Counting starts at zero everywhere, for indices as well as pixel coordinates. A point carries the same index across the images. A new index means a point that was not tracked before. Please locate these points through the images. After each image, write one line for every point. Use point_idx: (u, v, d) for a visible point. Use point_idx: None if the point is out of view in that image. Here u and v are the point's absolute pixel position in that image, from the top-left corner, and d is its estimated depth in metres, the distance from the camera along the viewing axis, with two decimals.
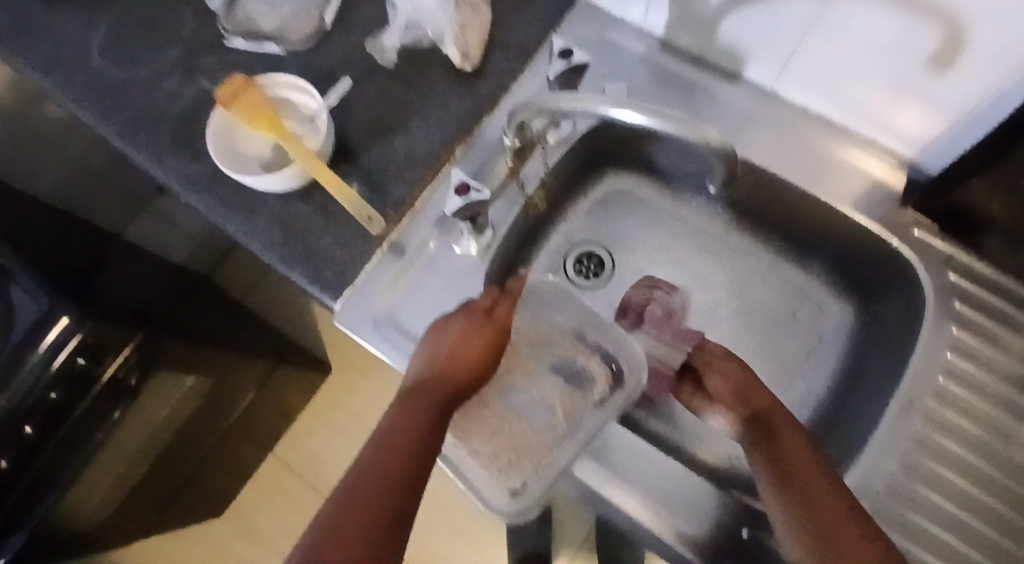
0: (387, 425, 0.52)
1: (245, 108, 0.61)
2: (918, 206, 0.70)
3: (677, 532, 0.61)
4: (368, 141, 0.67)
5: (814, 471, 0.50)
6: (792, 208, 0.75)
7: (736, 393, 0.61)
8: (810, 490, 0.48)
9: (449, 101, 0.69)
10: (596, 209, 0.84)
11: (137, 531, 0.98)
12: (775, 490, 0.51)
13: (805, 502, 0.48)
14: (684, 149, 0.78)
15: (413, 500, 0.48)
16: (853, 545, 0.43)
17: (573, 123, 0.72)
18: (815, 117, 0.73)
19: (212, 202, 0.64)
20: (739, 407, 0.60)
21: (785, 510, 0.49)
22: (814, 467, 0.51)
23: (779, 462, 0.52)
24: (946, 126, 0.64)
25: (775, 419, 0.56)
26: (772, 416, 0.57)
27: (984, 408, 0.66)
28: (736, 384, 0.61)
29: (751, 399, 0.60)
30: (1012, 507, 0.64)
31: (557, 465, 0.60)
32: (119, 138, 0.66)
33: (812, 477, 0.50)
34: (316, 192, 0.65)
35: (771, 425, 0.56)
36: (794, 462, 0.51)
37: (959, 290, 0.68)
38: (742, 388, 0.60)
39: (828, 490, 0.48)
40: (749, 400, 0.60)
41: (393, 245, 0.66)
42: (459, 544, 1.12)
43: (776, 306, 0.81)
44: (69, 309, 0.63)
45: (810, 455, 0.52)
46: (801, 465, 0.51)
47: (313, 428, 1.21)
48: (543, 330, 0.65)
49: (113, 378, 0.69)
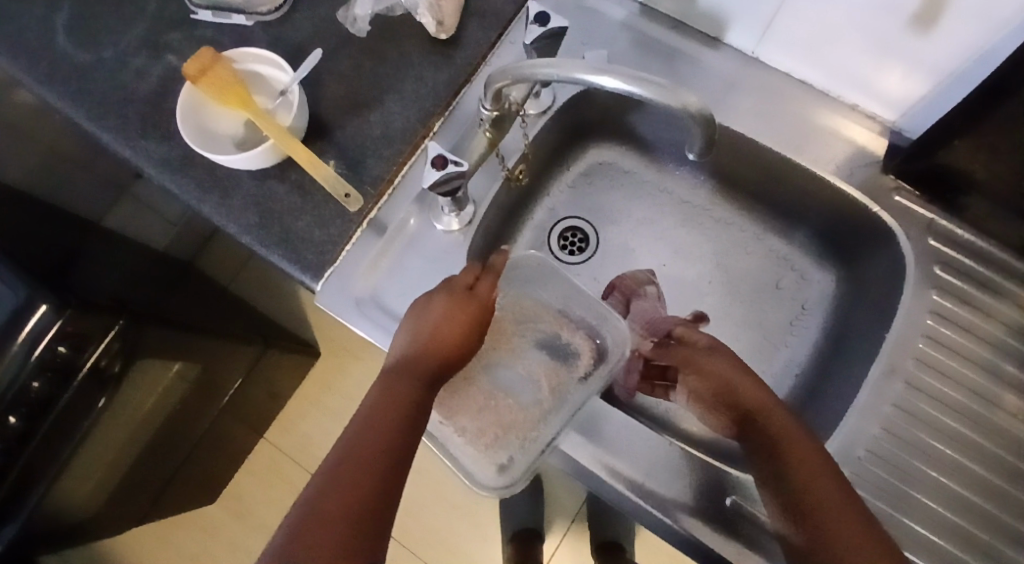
0: (369, 407, 0.49)
1: (213, 85, 0.60)
2: (899, 174, 0.67)
3: (662, 501, 0.60)
4: (342, 116, 0.65)
5: (825, 487, 0.49)
6: (777, 178, 0.74)
7: (718, 391, 0.59)
8: (820, 512, 0.48)
9: (424, 74, 0.67)
10: (580, 181, 0.83)
11: (136, 514, 0.99)
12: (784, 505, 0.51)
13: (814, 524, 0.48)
14: (667, 120, 0.76)
15: (396, 486, 0.46)
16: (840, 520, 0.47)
17: (552, 93, 0.70)
18: (800, 83, 0.70)
19: (186, 184, 0.63)
20: (728, 407, 0.59)
21: (771, 486, 0.52)
22: (822, 478, 0.50)
23: (782, 477, 0.51)
24: (929, 88, 0.62)
25: (763, 415, 0.56)
26: (762, 418, 0.55)
27: (967, 373, 0.67)
28: (718, 382, 0.59)
29: (735, 398, 0.58)
30: (991, 470, 0.64)
31: (547, 438, 0.58)
32: (88, 121, 0.65)
33: (822, 495, 0.49)
34: (291, 171, 0.63)
35: (765, 432, 0.55)
36: (800, 475, 0.50)
37: (940, 257, 0.68)
38: (725, 387, 0.59)
39: (814, 461, 0.51)
40: (734, 398, 0.58)
41: (372, 223, 0.64)
42: (456, 520, 1.13)
43: (759, 277, 0.80)
44: (48, 297, 0.61)
45: (816, 464, 0.51)
46: (808, 478, 0.50)
47: (305, 411, 1.21)
48: (527, 306, 0.63)
49: (95, 366, 0.69)
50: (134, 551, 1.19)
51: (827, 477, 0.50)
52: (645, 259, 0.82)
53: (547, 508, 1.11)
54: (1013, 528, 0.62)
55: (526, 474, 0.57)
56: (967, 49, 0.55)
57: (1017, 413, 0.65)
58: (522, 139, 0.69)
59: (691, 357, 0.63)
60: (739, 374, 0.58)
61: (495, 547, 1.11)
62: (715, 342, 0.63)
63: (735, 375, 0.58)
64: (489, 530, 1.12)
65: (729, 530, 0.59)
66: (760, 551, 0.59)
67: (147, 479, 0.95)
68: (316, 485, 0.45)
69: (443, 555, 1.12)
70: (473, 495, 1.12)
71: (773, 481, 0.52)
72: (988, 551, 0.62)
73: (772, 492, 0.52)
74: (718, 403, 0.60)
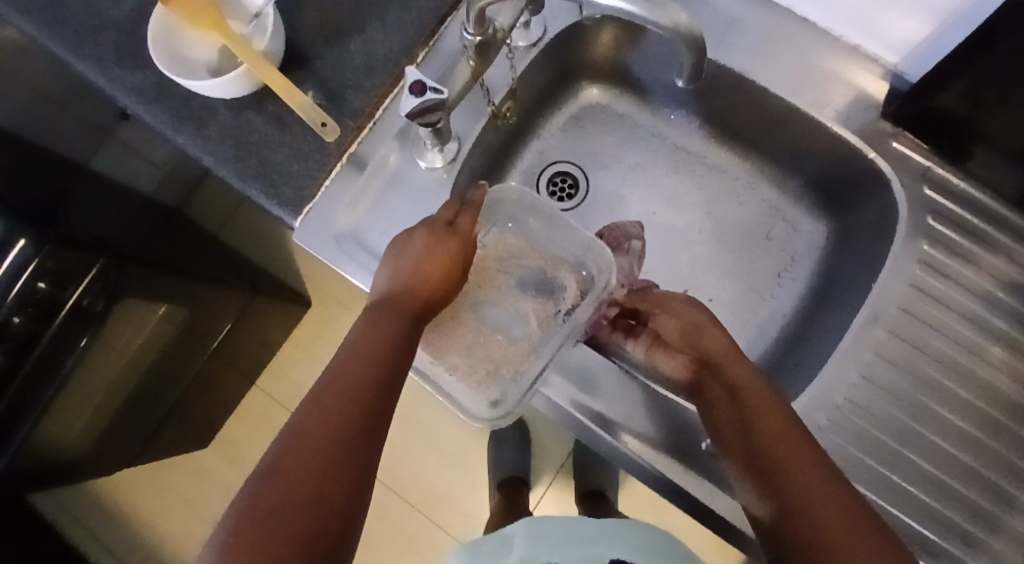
0: (351, 339, 0.49)
1: (183, 7, 0.57)
2: (897, 121, 0.66)
3: (638, 440, 0.61)
4: (322, 46, 0.63)
5: (801, 444, 0.48)
6: (775, 123, 0.72)
7: (686, 334, 0.60)
8: (789, 467, 0.47)
9: (408, 1, 0.64)
10: (571, 125, 0.81)
11: (128, 455, 0.99)
12: (750, 459, 0.50)
13: (784, 479, 0.46)
14: (662, 58, 0.73)
15: (381, 418, 0.45)
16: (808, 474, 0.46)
17: (543, 23, 0.67)
18: (802, 22, 0.68)
19: (161, 113, 0.60)
20: (694, 351, 0.59)
21: (738, 445, 0.51)
22: (798, 438, 0.49)
23: (750, 427, 0.51)
24: (934, 28, 0.60)
25: (730, 368, 0.55)
26: (723, 362, 0.56)
27: (953, 325, 0.66)
28: (686, 325, 0.60)
29: (701, 340, 0.58)
30: (970, 421, 0.64)
31: (536, 373, 0.58)
32: (60, 47, 0.62)
33: (795, 452, 0.47)
34: (269, 100, 0.61)
35: (726, 374, 0.55)
36: (768, 429, 0.50)
37: (933, 205, 0.67)
38: (693, 329, 0.59)
39: (784, 421, 0.50)
40: (699, 341, 0.58)
41: (353, 158, 0.62)
42: (442, 467, 1.13)
43: (751, 227, 0.79)
44: (27, 232, 0.60)
45: (788, 424, 0.50)
46: (778, 432, 0.49)
47: (296, 360, 1.21)
48: (512, 243, 0.62)
49: (78, 306, 0.67)
50: (124, 492, 1.20)
51: (800, 437, 0.49)
52: (635, 207, 0.80)
53: (533, 459, 1.12)
54: (991, 481, 0.63)
55: (516, 410, 0.58)
56: None
57: (1001, 367, 0.65)
58: (509, 72, 0.66)
59: (664, 304, 0.63)
60: (708, 320, 0.59)
61: (481, 495, 1.12)
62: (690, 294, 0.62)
63: (703, 319, 0.59)
64: (474, 477, 1.13)
65: (702, 471, 0.60)
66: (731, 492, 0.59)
67: (138, 421, 0.95)
68: (301, 413, 0.44)
69: (428, 501, 1.13)
70: (460, 442, 1.14)
71: (742, 436, 0.51)
72: (965, 504, 0.62)
73: (737, 445, 0.51)
74: (684, 344, 0.60)
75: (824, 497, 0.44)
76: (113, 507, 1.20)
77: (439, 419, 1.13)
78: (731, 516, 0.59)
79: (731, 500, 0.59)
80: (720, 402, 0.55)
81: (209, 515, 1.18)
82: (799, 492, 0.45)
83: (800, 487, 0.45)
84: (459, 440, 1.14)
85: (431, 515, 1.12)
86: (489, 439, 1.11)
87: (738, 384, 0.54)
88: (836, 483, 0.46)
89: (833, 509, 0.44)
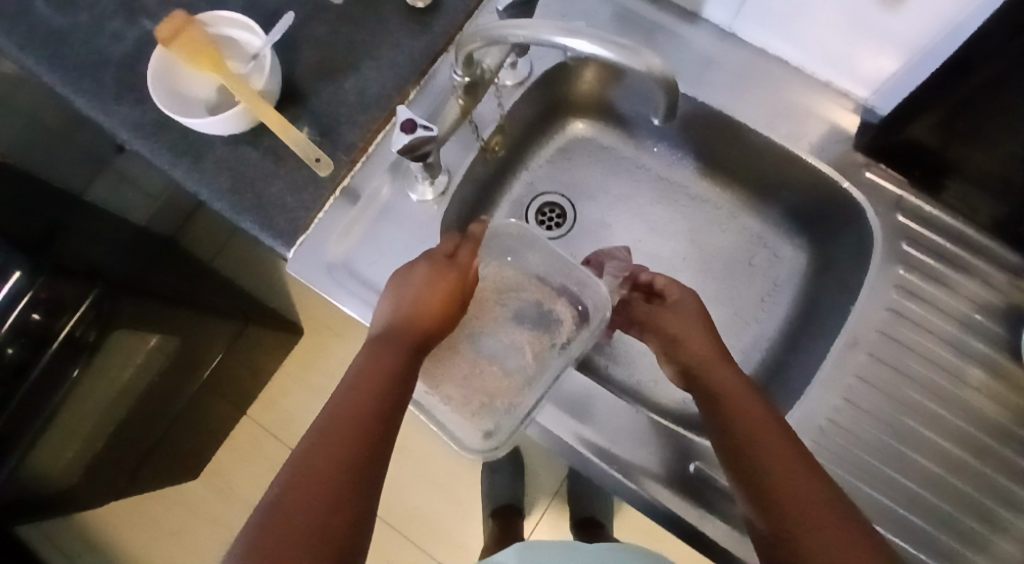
0: (356, 370, 0.50)
1: (184, 48, 0.60)
2: (868, 151, 0.69)
3: (626, 465, 0.62)
4: (317, 83, 0.65)
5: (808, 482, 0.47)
6: (756, 155, 0.74)
7: (668, 346, 0.61)
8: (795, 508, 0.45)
9: (401, 40, 0.67)
10: (558, 156, 0.83)
11: (117, 486, 0.99)
12: (731, 462, 0.50)
13: (768, 486, 0.47)
14: (643, 94, 0.76)
15: (385, 448, 0.47)
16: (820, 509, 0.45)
17: (529, 63, 0.70)
18: (777, 61, 0.72)
19: (158, 148, 0.62)
20: (675, 361, 0.60)
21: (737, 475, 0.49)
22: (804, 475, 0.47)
23: (750, 459, 0.49)
24: (900, 64, 0.63)
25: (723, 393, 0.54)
26: (703, 372, 0.56)
27: (933, 349, 0.68)
28: (668, 337, 0.61)
29: (680, 353, 0.59)
30: (951, 442, 0.66)
31: (531, 404, 0.60)
32: (61, 84, 0.64)
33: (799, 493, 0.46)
34: (265, 136, 0.63)
35: (706, 385, 0.56)
36: (771, 461, 0.48)
37: (907, 233, 0.69)
38: (674, 342, 0.60)
39: (787, 448, 0.49)
40: (678, 349, 0.60)
41: (346, 190, 0.64)
42: (435, 496, 1.13)
43: (732, 255, 0.81)
44: (21, 265, 0.62)
45: (766, 420, 0.51)
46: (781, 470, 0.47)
47: (286, 389, 1.21)
48: (509, 275, 0.65)
49: (71, 336, 0.68)
50: (113, 524, 1.19)
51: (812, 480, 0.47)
52: (621, 235, 0.82)
53: (527, 487, 1.12)
54: (975, 502, 0.64)
55: (509, 441, 0.59)
56: (937, 23, 0.56)
57: (980, 389, 0.67)
58: (497, 109, 0.69)
59: (651, 316, 0.64)
60: (691, 329, 0.60)
61: (475, 525, 1.12)
62: (684, 296, 0.63)
63: (686, 334, 0.60)
64: (467, 506, 1.13)
65: (691, 495, 0.61)
66: (718, 514, 0.60)
67: (128, 452, 0.95)
68: (306, 445, 0.45)
69: (422, 531, 1.13)
70: (454, 469, 1.14)
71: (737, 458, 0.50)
72: (951, 524, 0.63)
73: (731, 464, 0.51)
74: (667, 357, 0.62)
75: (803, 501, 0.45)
76: (101, 539, 1.19)
77: (433, 447, 1.14)
78: (722, 542, 0.60)
79: (720, 525, 0.60)
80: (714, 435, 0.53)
81: (195, 546, 1.17)
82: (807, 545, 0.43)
83: (786, 496, 0.46)
84: (453, 469, 1.14)
85: (424, 544, 1.12)
86: (482, 466, 1.12)
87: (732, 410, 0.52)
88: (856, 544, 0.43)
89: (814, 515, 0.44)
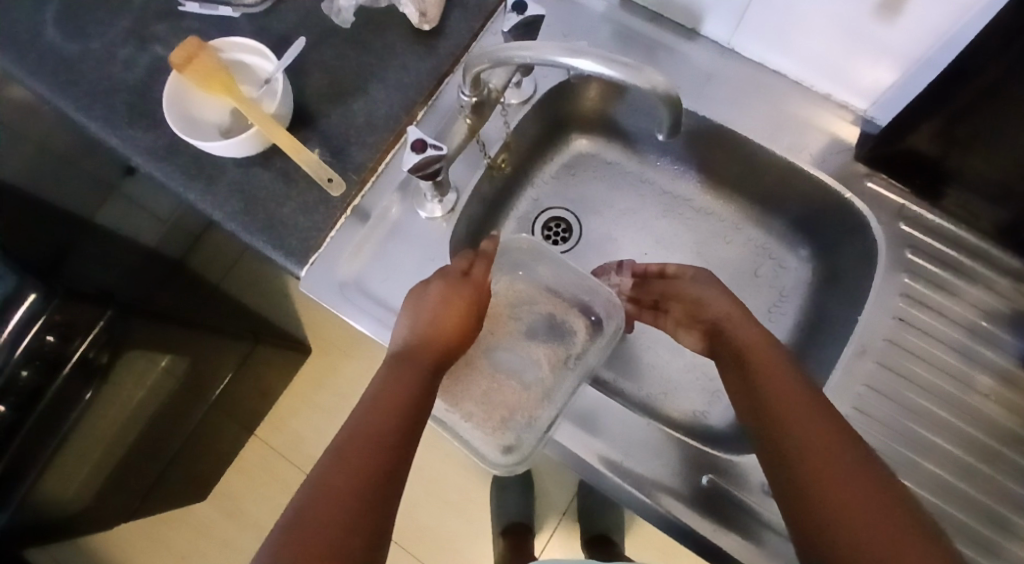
0: (375, 391, 0.50)
1: (199, 73, 0.62)
2: (869, 162, 0.70)
3: (638, 479, 0.62)
4: (326, 105, 0.67)
5: (799, 395, 0.51)
6: (758, 168, 0.75)
7: (693, 311, 0.63)
8: (802, 447, 0.48)
9: (408, 63, 0.69)
10: (563, 172, 0.85)
11: (126, 511, 0.98)
12: (740, 381, 0.55)
13: (767, 389, 0.52)
14: (645, 110, 0.77)
15: (402, 467, 0.47)
16: (813, 416, 0.49)
17: (534, 82, 0.72)
18: (776, 75, 0.73)
19: (171, 170, 0.64)
20: (700, 323, 0.62)
21: (744, 391, 0.54)
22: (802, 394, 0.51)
23: (754, 384, 0.53)
24: (897, 76, 0.64)
25: (736, 327, 0.58)
26: (730, 328, 0.59)
27: (941, 356, 0.68)
28: (691, 301, 0.63)
29: (705, 311, 0.61)
30: (963, 449, 0.66)
31: (550, 417, 0.60)
32: (75, 110, 0.65)
33: (808, 442, 0.48)
34: (276, 158, 0.65)
35: (734, 339, 0.58)
36: (777, 410, 0.51)
37: (911, 241, 0.70)
38: (697, 304, 0.62)
39: (785, 369, 0.53)
40: (704, 313, 0.62)
41: (356, 210, 0.65)
42: (448, 514, 1.13)
43: (738, 266, 0.81)
44: (37, 287, 0.63)
45: (771, 348, 0.55)
46: (780, 386, 0.52)
47: (295, 408, 1.21)
48: (522, 289, 0.66)
49: (79, 357, 0.74)
50: (124, 548, 1.19)
51: (813, 398, 0.51)
52: (627, 248, 0.83)
53: (537, 504, 1.12)
54: (990, 509, 0.64)
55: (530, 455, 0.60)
56: (931, 36, 0.58)
57: (989, 395, 0.67)
58: (503, 127, 0.71)
59: (668, 288, 0.66)
60: (714, 292, 0.62)
61: (487, 543, 1.12)
62: (701, 271, 0.65)
63: (707, 293, 0.62)
64: (479, 523, 1.13)
65: (704, 508, 0.61)
66: (730, 525, 0.61)
67: (138, 477, 0.95)
68: (325, 461, 0.46)
69: (433, 550, 1.12)
70: (466, 485, 1.14)
71: (758, 425, 0.52)
72: (966, 533, 0.63)
73: (748, 421, 0.53)
74: (691, 321, 0.63)
75: (790, 399, 0.51)
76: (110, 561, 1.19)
77: (445, 464, 1.14)
78: (736, 553, 0.60)
79: (734, 537, 0.60)
80: (727, 368, 0.57)
81: None
82: (810, 480, 0.47)
83: (783, 402, 0.51)
84: (465, 485, 1.14)
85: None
86: (493, 482, 1.12)
87: (743, 339, 0.57)
88: (863, 466, 0.46)
89: (803, 411, 0.50)
